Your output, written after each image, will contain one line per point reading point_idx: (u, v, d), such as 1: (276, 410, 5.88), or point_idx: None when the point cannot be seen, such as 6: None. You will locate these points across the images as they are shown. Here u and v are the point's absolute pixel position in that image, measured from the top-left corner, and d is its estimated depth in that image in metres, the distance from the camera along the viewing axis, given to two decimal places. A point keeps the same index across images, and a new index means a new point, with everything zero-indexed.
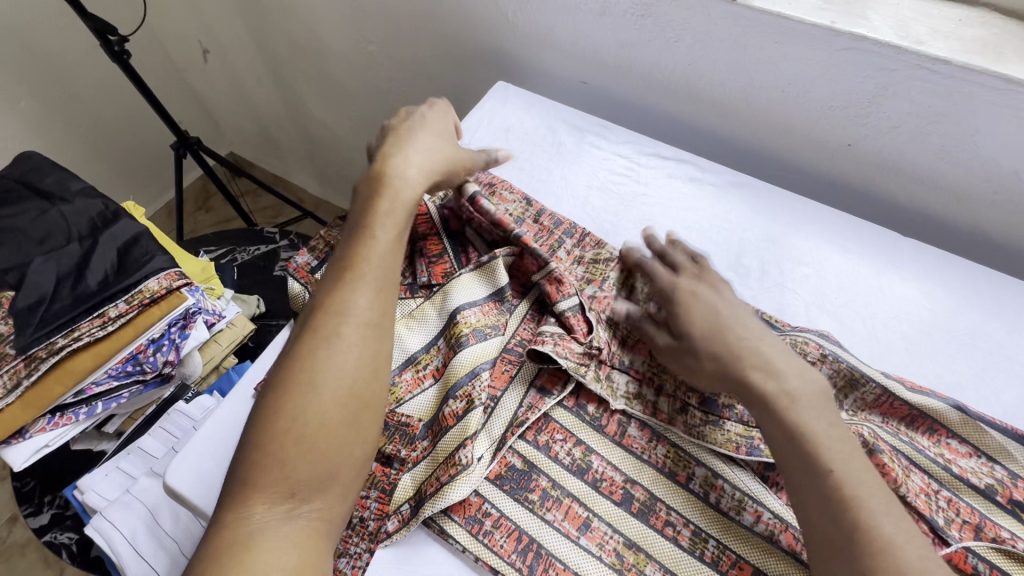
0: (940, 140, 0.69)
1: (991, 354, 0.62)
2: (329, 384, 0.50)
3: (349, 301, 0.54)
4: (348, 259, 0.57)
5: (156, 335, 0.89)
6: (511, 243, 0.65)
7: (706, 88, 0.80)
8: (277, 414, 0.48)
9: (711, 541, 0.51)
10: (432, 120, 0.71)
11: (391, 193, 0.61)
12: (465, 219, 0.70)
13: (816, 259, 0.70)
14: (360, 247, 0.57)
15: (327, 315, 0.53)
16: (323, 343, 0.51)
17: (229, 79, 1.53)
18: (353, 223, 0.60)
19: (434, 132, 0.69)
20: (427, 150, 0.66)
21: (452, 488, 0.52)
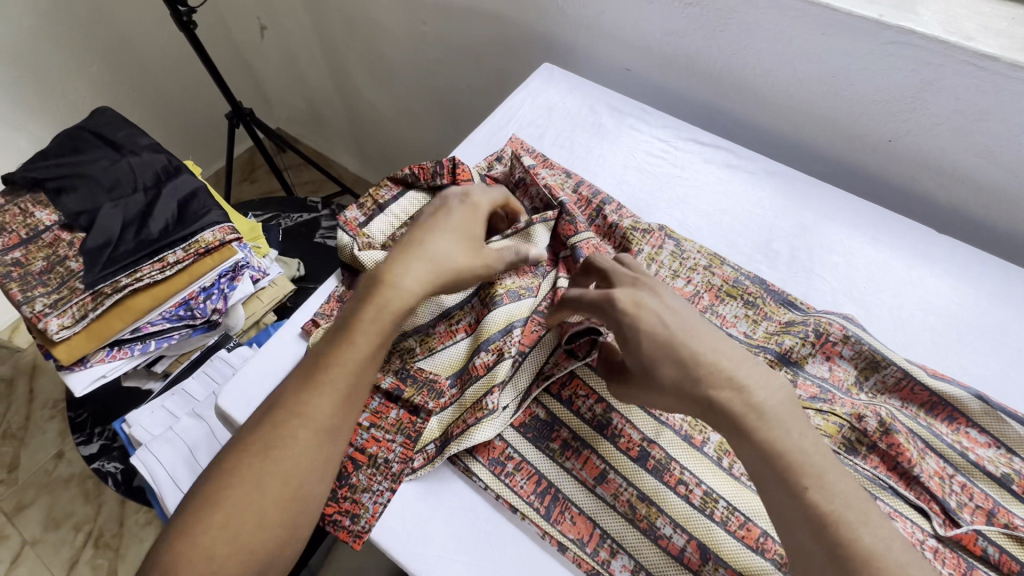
0: (984, 137, 0.68)
1: (1018, 351, 0.62)
2: (273, 483, 0.48)
3: (311, 404, 0.51)
4: (321, 361, 0.53)
5: (207, 283, 0.95)
6: (556, 207, 0.68)
7: (749, 77, 0.81)
8: (222, 497, 0.48)
9: (721, 501, 0.53)
10: (455, 220, 0.60)
11: (382, 305, 0.54)
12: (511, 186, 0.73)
13: (846, 249, 0.71)
14: (334, 356, 0.53)
15: (285, 418, 0.51)
16: (276, 446, 0.49)
17: (285, 57, 1.60)
18: (337, 326, 0.55)
19: (454, 233, 0.59)
20: (436, 255, 0.57)
21: (477, 430, 0.56)
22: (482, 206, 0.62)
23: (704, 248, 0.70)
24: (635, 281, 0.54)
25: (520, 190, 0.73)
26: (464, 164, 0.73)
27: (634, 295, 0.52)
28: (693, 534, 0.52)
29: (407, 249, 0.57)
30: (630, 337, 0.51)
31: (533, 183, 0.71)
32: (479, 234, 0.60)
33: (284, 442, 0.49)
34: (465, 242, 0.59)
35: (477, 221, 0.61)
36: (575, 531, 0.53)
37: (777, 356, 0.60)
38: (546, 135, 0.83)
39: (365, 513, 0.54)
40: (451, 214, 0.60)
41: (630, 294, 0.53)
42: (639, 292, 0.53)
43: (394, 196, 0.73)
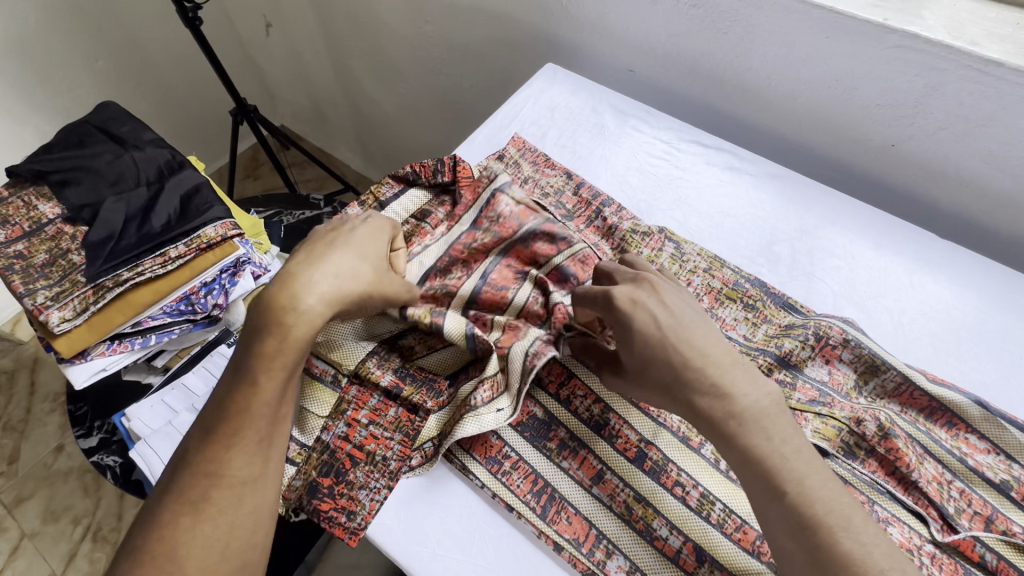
0: (987, 144, 0.68)
1: (1019, 358, 0.62)
2: (193, 549, 0.44)
3: (218, 458, 0.46)
4: (222, 410, 0.48)
5: (208, 278, 0.95)
6: (546, 215, 0.67)
7: (752, 79, 0.81)
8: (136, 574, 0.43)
9: (718, 504, 0.53)
10: (355, 237, 0.56)
11: (284, 334, 0.49)
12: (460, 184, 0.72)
13: (848, 253, 0.71)
14: (235, 403, 0.48)
15: (193, 481, 0.46)
16: (187, 511, 0.45)
17: (289, 54, 1.60)
18: (235, 369, 0.49)
19: (357, 250, 0.54)
20: (337, 270, 0.52)
21: (466, 422, 0.54)
22: (382, 225, 0.59)
23: (705, 250, 0.70)
24: (634, 280, 0.53)
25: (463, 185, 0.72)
26: (465, 163, 0.73)
27: (632, 293, 0.51)
28: (688, 535, 0.52)
29: (309, 264, 0.52)
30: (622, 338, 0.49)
31: (488, 213, 0.66)
32: (379, 250, 0.56)
33: (197, 504, 0.45)
34: (365, 258, 0.54)
35: (378, 238, 0.57)
36: (571, 531, 0.53)
37: (777, 359, 0.60)
38: (548, 134, 0.83)
39: (361, 510, 0.54)
40: (353, 231, 0.56)
41: (628, 292, 0.51)
42: (636, 289, 0.51)
43: (395, 194, 0.74)
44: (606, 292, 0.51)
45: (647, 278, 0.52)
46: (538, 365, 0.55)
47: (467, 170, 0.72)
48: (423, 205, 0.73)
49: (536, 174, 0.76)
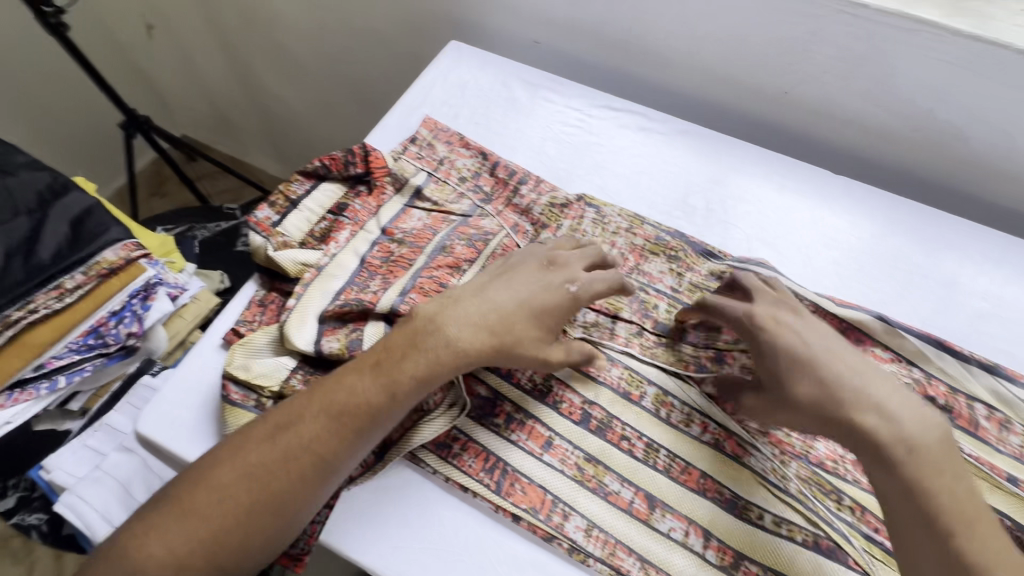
0: (865, 83, 0.74)
1: (910, 274, 0.69)
2: (261, 513, 0.47)
3: (329, 446, 0.49)
4: (351, 398, 0.50)
5: (117, 307, 0.88)
6: (458, 218, 0.69)
7: (652, 41, 0.83)
8: (199, 492, 0.47)
9: (662, 451, 0.56)
10: (539, 290, 0.55)
11: (426, 351, 0.51)
12: (369, 175, 0.70)
13: (757, 197, 0.74)
14: (364, 396, 0.50)
15: (293, 453, 0.48)
16: (275, 477, 0.48)
17: (178, 57, 1.48)
18: (381, 358, 0.51)
19: (534, 306, 0.54)
20: (493, 311, 0.53)
21: (416, 433, 0.54)
22: (586, 296, 0.56)
23: (625, 211, 0.72)
24: (773, 300, 0.56)
25: (372, 176, 0.70)
26: (377, 152, 0.71)
27: (775, 313, 0.54)
28: (638, 487, 0.54)
29: (478, 299, 0.54)
30: (770, 352, 0.52)
31: (399, 225, 0.67)
32: (554, 319, 0.55)
33: (283, 477, 0.48)
34: (536, 314, 0.54)
35: (564, 305, 0.55)
36: (527, 501, 0.53)
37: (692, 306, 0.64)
38: (460, 114, 0.81)
39: (303, 534, 0.52)
40: (530, 281, 0.56)
41: (769, 312, 0.55)
42: (777, 309, 0.55)
43: (307, 190, 0.69)
44: (749, 311, 0.55)
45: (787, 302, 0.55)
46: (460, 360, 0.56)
47: (381, 160, 0.70)
48: (339, 198, 0.70)
49: (449, 155, 0.74)
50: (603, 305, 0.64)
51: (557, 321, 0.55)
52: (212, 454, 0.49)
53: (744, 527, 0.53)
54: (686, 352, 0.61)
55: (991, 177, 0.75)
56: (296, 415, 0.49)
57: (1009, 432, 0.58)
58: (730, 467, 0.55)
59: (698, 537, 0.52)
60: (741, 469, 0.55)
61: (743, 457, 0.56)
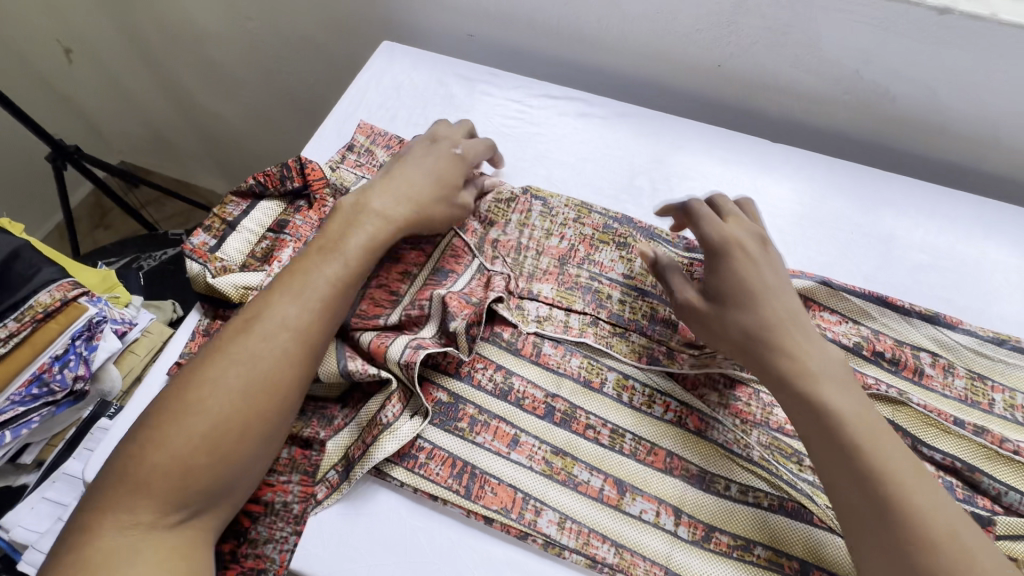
0: (793, 51, 0.75)
1: (852, 234, 0.71)
2: (256, 396, 0.47)
3: (302, 323, 0.50)
4: (308, 278, 0.52)
5: (60, 351, 0.82)
6: None
7: (584, 26, 0.83)
8: (184, 393, 0.46)
9: (628, 435, 0.56)
10: (436, 162, 0.63)
11: (360, 227, 0.56)
12: (309, 189, 0.68)
13: (700, 173, 0.75)
14: (320, 274, 0.53)
15: (269, 336, 0.49)
16: (259, 361, 0.48)
17: (104, 80, 1.40)
18: (321, 242, 0.55)
19: (433, 172, 0.62)
20: (406, 186, 0.60)
21: (379, 447, 0.53)
22: (469, 157, 0.65)
23: (572, 200, 0.72)
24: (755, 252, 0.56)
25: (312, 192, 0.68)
26: (314, 164, 0.69)
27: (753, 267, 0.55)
28: (607, 473, 0.55)
29: (389, 179, 0.61)
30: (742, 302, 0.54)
31: None
32: (454, 179, 0.63)
33: (268, 360, 0.48)
34: (438, 180, 0.61)
35: (457, 172, 0.63)
36: (498, 502, 0.53)
37: (642, 293, 0.65)
38: (397, 115, 0.80)
39: (272, 565, 0.50)
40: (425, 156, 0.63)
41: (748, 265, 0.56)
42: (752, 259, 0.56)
43: (244, 211, 0.67)
44: (727, 264, 0.56)
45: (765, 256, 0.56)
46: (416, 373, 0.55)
47: (320, 175, 0.68)
48: (279, 215, 0.68)
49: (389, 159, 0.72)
50: (551, 295, 0.64)
51: (456, 183, 0.63)
52: (188, 366, 0.49)
53: (714, 500, 0.54)
54: (639, 343, 0.62)
55: (919, 132, 0.78)
56: (262, 305, 0.51)
57: (953, 376, 0.61)
58: (694, 443, 0.56)
59: (669, 515, 0.53)
60: (706, 443, 0.56)
61: (706, 432, 0.57)
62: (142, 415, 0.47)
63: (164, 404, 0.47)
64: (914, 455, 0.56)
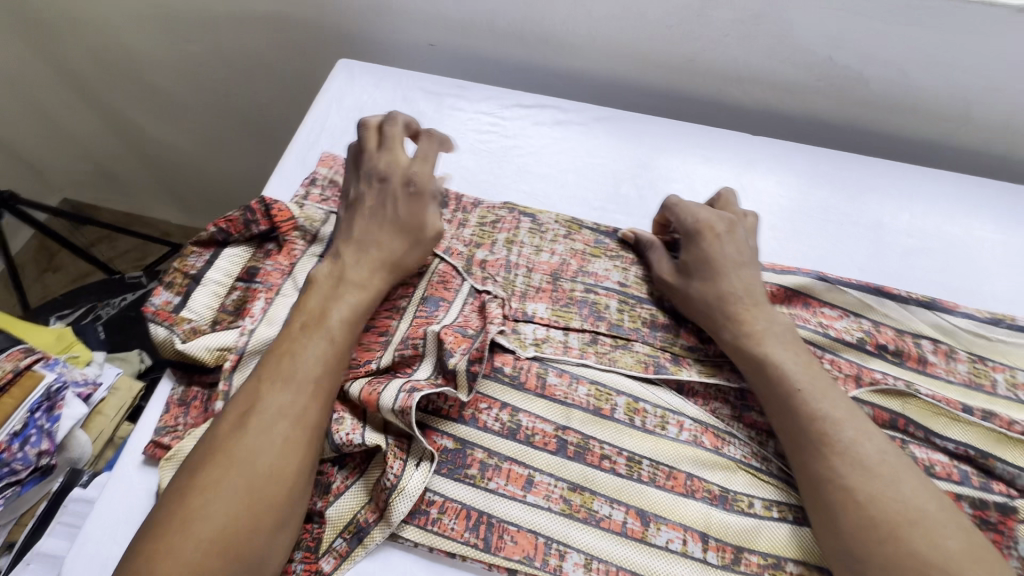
0: (766, 40, 0.73)
1: (841, 224, 0.70)
2: (260, 485, 0.45)
3: (299, 404, 0.49)
4: (298, 359, 0.51)
5: (18, 426, 0.73)
6: None
7: (550, 27, 0.79)
8: (188, 495, 0.44)
9: (645, 461, 0.54)
10: (400, 204, 0.59)
11: (342, 295, 0.55)
12: (276, 230, 0.63)
13: (685, 174, 0.73)
14: (310, 350, 0.51)
15: (268, 423, 0.47)
16: (261, 450, 0.46)
17: (36, 116, 1.25)
18: (304, 319, 0.54)
19: (397, 222, 0.58)
20: (372, 245, 0.58)
21: (391, 510, 0.50)
22: (426, 187, 0.60)
23: (560, 216, 0.69)
24: (737, 260, 0.59)
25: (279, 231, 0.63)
26: (279, 203, 0.64)
27: (738, 278, 0.58)
28: (628, 504, 0.52)
29: (359, 242, 0.58)
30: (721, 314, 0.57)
31: None
32: (422, 221, 0.59)
33: (268, 451, 0.46)
34: (402, 225, 0.58)
35: (421, 208, 0.59)
36: (519, 550, 0.50)
37: (641, 301, 0.63)
38: None
39: None
40: (388, 200, 0.59)
41: (733, 277, 0.58)
42: (735, 264, 0.59)
43: (208, 262, 0.62)
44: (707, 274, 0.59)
45: (745, 264, 0.60)
46: (412, 421, 0.51)
47: (287, 213, 0.63)
48: (247, 262, 0.63)
49: None
50: (546, 315, 0.61)
51: (427, 219, 0.59)
52: (185, 467, 0.46)
53: (739, 520, 0.52)
54: (643, 354, 0.60)
55: (894, 113, 0.78)
56: (255, 391, 0.49)
57: (956, 361, 0.60)
58: (712, 461, 0.54)
59: (696, 542, 0.51)
60: (724, 461, 0.54)
61: (723, 449, 0.55)
62: (147, 523, 0.44)
63: (168, 508, 0.44)
64: (927, 446, 0.56)
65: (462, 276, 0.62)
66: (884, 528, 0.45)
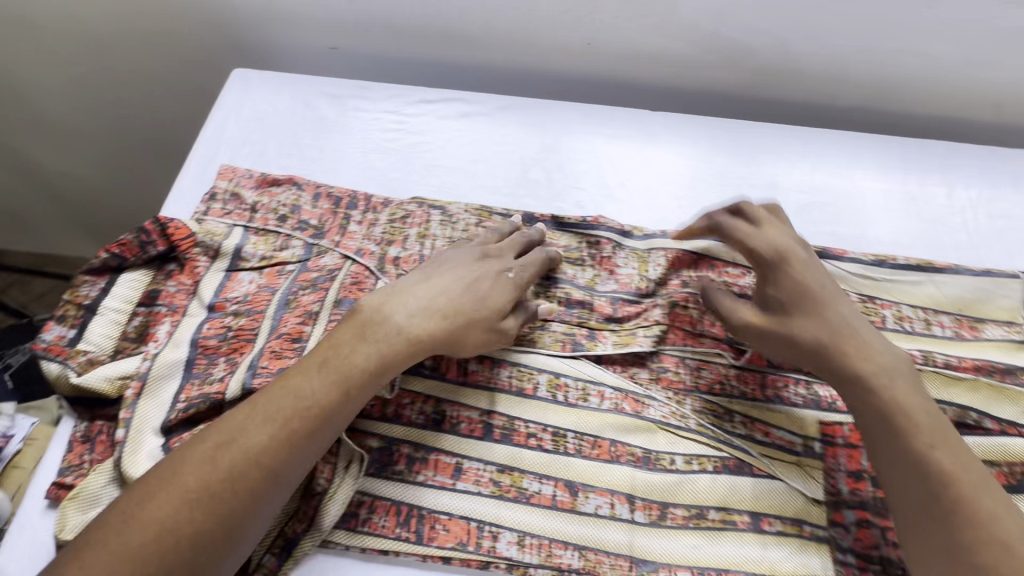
0: (653, 19, 0.76)
1: (740, 188, 0.73)
2: (207, 525, 0.42)
3: (280, 448, 0.45)
4: (300, 398, 0.47)
5: None
6: (295, 266, 0.63)
7: (447, 21, 0.79)
8: (129, 522, 0.41)
9: (570, 435, 0.55)
10: (484, 275, 0.57)
11: (377, 340, 0.51)
12: (175, 249, 0.61)
13: (591, 154, 0.75)
14: (315, 395, 0.47)
15: (243, 462, 0.44)
16: (223, 487, 0.43)
17: None
18: (329, 355, 0.50)
19: (475, 288, 0.55)
20: (441, 298, 0.54)
21: (322, 516, 0.50)
22: (524, 278, 0.58)
23: (471, 205, 0.69)
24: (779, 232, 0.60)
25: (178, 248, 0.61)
26: (177, 221, 0.62)
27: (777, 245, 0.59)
28: (556, 478, 0.54)
29: (425, 284, 0.55)
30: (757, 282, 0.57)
31: (229, 296, 0.60)
32: (499, 304, 0.56)
33: (238, 491, 0.43)
34: (478, 295, 0.55)
35: (504, 286, 0.57)
36: (451, 538, 0.51)
37: (556, 280, 0.64)
38: (266, 149, 0.73)
39: None
40: (480, 268, 0.57)
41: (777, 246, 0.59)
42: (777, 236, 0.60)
43: (103, 290, 0.58)
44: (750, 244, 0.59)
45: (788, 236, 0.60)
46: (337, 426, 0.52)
47: (185, 230, 0.61)
48: (147, 285, 0.60)
49: (262, 199, 0.67)
50: None
51: (505, 306, 0.56)
52: (134, 487, 0.43)
53: (663, 477, 0.54)
54: (560, 332, 0.61)
55: (779, 80, 0.82)
56: (242, 427, 0.45)
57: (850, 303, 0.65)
58: (634, 425, 0.56)
59: (623, 504, 0.53)
60: (645, 424, 0.56)
61: (643, 412, 0.57)
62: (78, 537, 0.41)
63: (102, 528, 0.41)
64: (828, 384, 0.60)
65: (375, 275, 0.62)
66: (973, 533, 0.44)
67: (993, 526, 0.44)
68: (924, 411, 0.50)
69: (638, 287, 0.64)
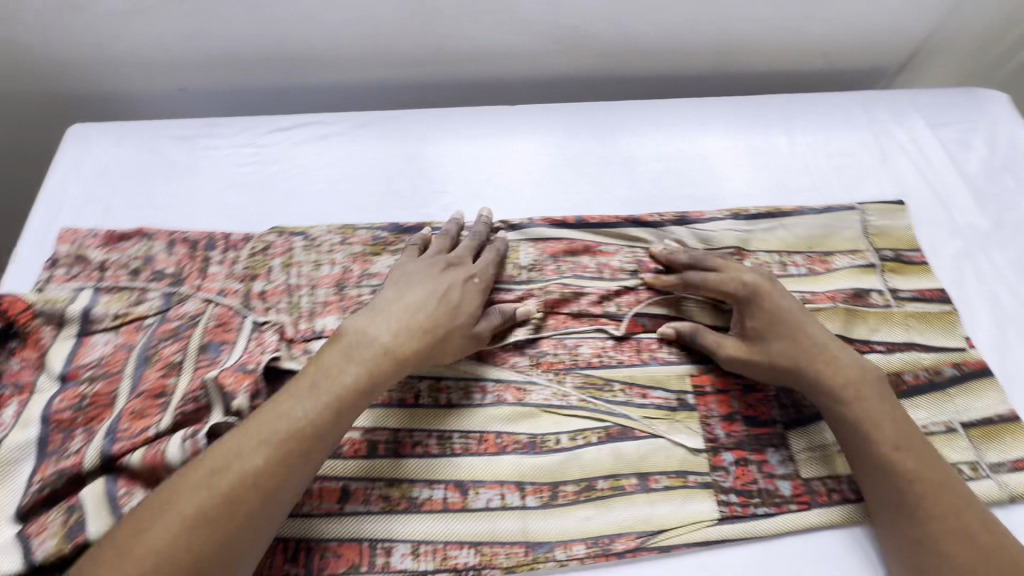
0: (494, 18, 0.78)
1: (599, 166, 0.76)
2: (197, 549, 0.43)
3: (268, 471, 0.46)
4: (286, 420, 0.48)
5: None
6: (154, 319, 0.60)
7: (290, 47, 0.78)
8: (127, 547, 0.42)
9: (455, 436, 0.56)
10: (449, 286, 0.58)
11: (361, 359, 0.51)
12: (12, 322, 0.57)
13: (452, 156, 0.76)
14: (303, 416, 0.48)
15: (233, 486, 0.44)
16: (214, 511, 0.44)
17: None
18: (318, 376, 0.50)
19: (448, 300, 0.57)
20: (414, 315, 0.55)
21: None
22: (484, 283, 0.61)
23: (333, 225, 0.69)
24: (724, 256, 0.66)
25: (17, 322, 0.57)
26: (12, 295, 0.58)
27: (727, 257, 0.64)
28: (446, 481, 0.54)
29: (401, 299, 0.56)
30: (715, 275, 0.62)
31: (82, 363, 0.57)
32: (467, 311, 0.57)
33: (231, 515, 0.44)
34: (450, 305, 0.57)
35: (469, 294, 0.59)
36: (344, 563, 0.50)
37: None
38: (112, 204, 0.70)
39: None
40: (449, 277, 0.59)
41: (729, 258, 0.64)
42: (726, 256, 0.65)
43: None
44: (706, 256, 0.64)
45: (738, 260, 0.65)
46: None
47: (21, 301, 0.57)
48: None
49: (110, 257, 0.65)
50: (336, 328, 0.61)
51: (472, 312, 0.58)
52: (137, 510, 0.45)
53: (549, 457, 0.55)
54: None
55: (625, 59, 0.86)
56: (235, 451, 0.46)
57: None
58: (518, 413, 0.57)
59: (513, 492, 0.54)
60: (528, 410, 0.58)
61: (525, 399, 0.58)
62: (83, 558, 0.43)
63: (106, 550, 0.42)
64: None
65: (240, 312, 0.61)
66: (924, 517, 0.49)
67: (958, 524, 0.49)
68: (886, 416, 0.53)
69: (511, 274, 0.66)
